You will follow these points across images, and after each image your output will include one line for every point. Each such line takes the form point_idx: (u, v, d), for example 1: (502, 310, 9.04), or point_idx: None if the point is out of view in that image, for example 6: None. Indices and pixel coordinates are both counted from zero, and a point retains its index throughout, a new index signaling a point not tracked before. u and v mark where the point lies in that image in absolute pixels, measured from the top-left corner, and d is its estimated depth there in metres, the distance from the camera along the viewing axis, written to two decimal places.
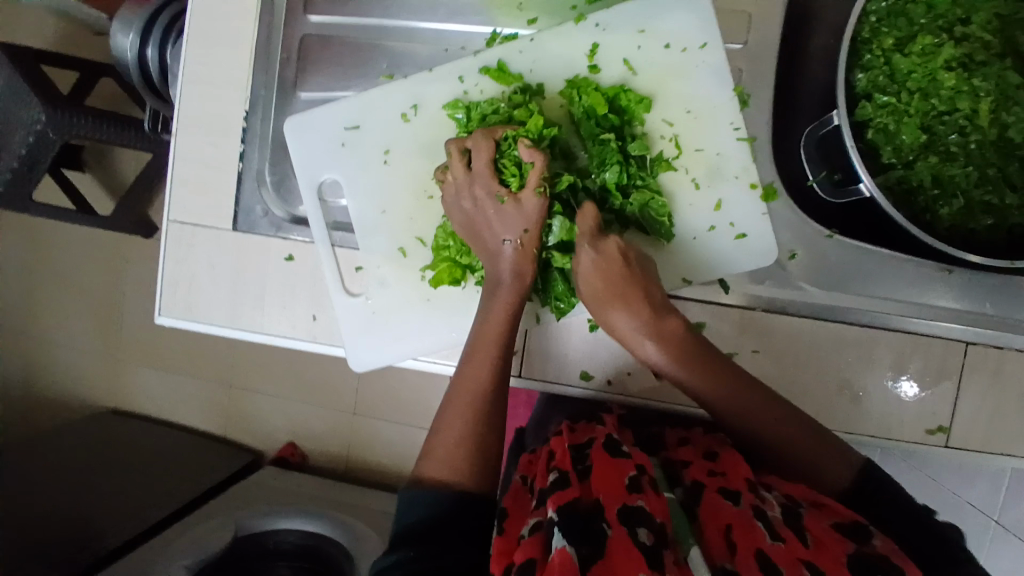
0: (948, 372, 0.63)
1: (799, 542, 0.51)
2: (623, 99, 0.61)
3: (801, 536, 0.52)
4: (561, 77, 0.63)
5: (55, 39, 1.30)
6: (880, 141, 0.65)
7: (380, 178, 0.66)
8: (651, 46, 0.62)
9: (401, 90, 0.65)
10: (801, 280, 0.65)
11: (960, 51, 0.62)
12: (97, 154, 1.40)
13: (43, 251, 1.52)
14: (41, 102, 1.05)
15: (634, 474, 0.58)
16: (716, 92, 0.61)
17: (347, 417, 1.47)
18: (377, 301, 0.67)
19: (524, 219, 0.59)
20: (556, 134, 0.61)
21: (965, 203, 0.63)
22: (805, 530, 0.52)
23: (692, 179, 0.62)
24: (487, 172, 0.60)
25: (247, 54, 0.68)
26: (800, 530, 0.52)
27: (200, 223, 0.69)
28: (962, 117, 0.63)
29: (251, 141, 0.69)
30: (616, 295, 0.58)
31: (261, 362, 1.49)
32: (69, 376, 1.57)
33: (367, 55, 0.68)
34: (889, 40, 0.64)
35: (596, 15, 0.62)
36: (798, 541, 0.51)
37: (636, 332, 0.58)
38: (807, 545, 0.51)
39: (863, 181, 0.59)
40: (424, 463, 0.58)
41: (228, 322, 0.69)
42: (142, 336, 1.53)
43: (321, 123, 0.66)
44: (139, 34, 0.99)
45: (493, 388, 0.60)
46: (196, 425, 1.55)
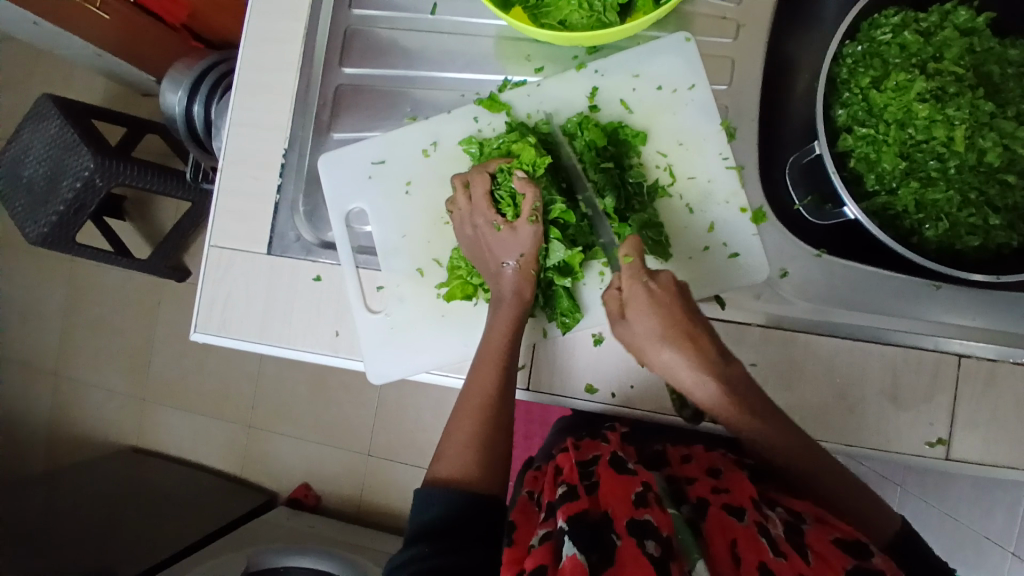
0: (942, 384, 0.65)
1: (801, 559, 0.54)
2: (621, 133, 0.68)
3: (802, 552, 0.55)
4: (566, 115, 0.71)
5: (111, 102, 1.44)
6: (862, 169, 0.70)
7: (402, 207, 0.73)
8: (645, 88, 0.69)
9: (422, 129, 0.73)
10: (792, 296, 0.68)
11: (933, 84, 0.66)
12: (140, 204, 1.52)
13: (83, 295, 1.62)
14: (93, 152, 1.15)
15: (640, 490, 0.60)
16: (704, 126, 0.68)
17: (361, 459, 1.49)
18: (396, 318, 0.72)
19: (520, 244, 0.65)
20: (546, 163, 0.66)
21: (950, 224, 0.67)
22: (805, 545, 0.56)
23: (686, 202, 0.68)
24: (484, 203, 0.66)
25: (287, 100, 0.77)
26: (801, 546, 0.56)
27: (237, 248, 0.76)
28: (939, 144, 0.66)
29: (288, 175, 0.77)
30: (670, 329, 0.56)
31: (281, 403, 1.53)
32: (97, 414, 1.63)
33: (393, 101, 0.77)
34: (866, 78, 0.69)
35: (595, 62, 0.70)
36: (799, 556, 0.55)
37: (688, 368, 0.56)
38: (809, 560, 0.54)
39: (847, 206, 0.65)
40: (437, 465, 0.63)
41: (258, 337, 0.74)
42: (169, 376, 1.59)
43: (351, 159, 0.74)
44: (188, 92, 1.10)
45: (498, 396, 0.64)
46: (215, 466, 1.58)
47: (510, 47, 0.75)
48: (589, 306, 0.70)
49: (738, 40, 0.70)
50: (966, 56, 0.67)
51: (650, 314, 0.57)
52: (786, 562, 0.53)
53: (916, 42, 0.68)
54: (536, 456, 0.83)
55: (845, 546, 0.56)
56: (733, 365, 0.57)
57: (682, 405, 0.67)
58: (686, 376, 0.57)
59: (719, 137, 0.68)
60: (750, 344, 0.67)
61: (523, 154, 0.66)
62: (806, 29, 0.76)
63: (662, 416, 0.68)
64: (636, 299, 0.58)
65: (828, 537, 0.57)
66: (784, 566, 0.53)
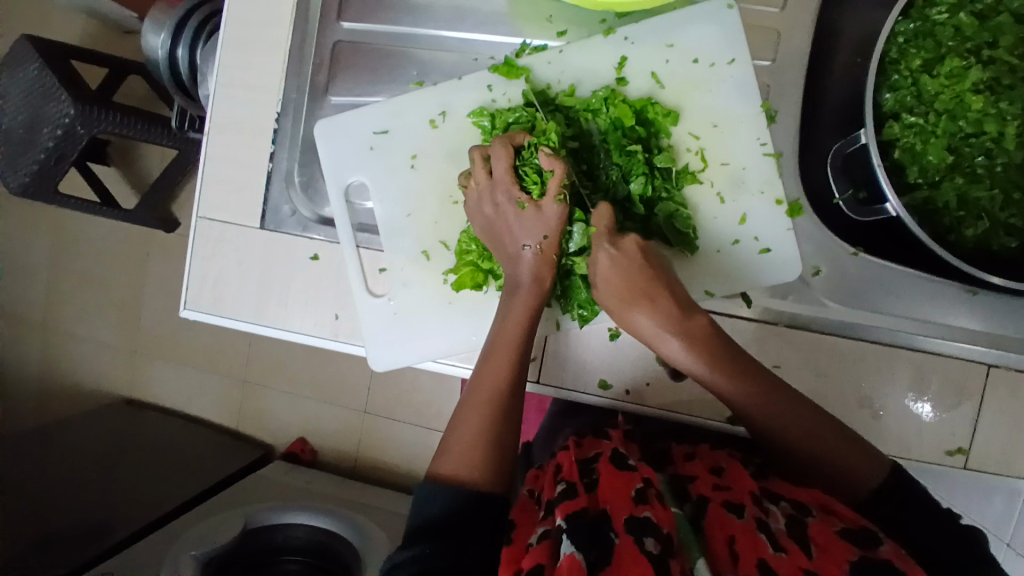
0: (969, 394, 0.63)
1: (802, 554, 0.51)
2: (650, 112, 0.62)
3: (804, 545, 0.52)
4: (591, 88, 0.64)
5: (87, 37, 1.33)
6: (906, 160, 0.64)
7: (407, 183, 0.67)
8: (679, 60, 0.62)
9: (430, 98, 0.66)
10: (823, 296, 0.65)
11: (987, 73, 0.61)
12: (123, 150, 1.43)
13: (68, 244, 1.56)
14: (72, 99, 1.07)
15: (640, 486, 0.57)
16: (740, 106, 0.62)
17: (358, 416, 1.48)
18: (400, 302, 0.68)
19: (544, 225, 0.59)
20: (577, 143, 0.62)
21: (989, 225, 0.62)
22: (808, 539, 0.52)
23: (714, 191, 0.62)
24: (507, 178, 0.60)
25: (282, 57, 0.70)
26: (803, 539, 0.52)
27: (227, 221, 0.70)
28: (988, 139, 0.62)
29: (281, 142, 0.70)
30: (636, 292, 0.57)
31: (276, 360, 1.51)
32: (88, 365, 1.60)
33: (398, 64, 0.70)
34: (917, 60, 0.63)
35: (624, 28, 0.63)
36: (801, 550, 0.51)
37: (656, 328, 0.57)
38: (811, 555, 0.51)
39: (888, 201, 0.60)
40: (440, 460, 0.58)
41: (253, 318, 0.70)
42: (160, 329, 1.55)
43: (352, 128, 0.67)
44: (170, 34, 1.01)
45: (509, 387, 0.60)
46: (209, 419, 1.57)
47: (530, 7, 0.68)
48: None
49: (785, 11, 0.64)
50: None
51: (612, 276, 0.58)
52: (786, 558, 0.50)
53: (971, 25, 0.62)
54: (534, 449, 0.83)
55: (853, 537, 0.52)
56: (698, 319, 0.57)
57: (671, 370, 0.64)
58: (651, 333, 0.57)
59: (758, 121, 0.62)
60: (772, 345, 0.64)
61: (548, 128, 0.60)
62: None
63: (675, 414, 0.66)
64: (603, 263, 0.58)
65: (833, 530, 0.53)
66: (785, 563, 0.50)
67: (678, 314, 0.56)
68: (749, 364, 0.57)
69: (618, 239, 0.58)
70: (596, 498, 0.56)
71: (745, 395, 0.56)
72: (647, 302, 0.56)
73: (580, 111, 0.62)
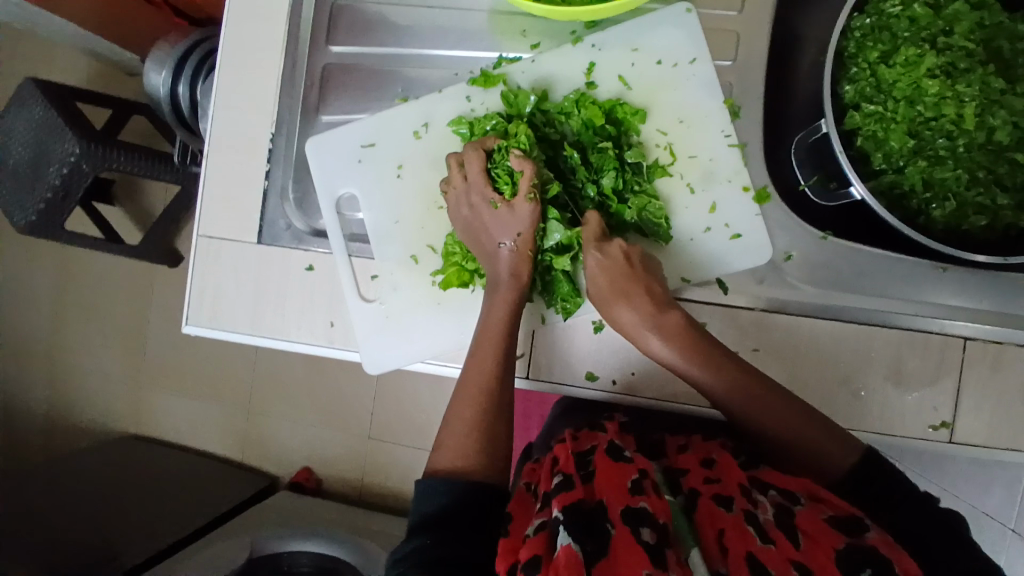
0: (948, 368, 0.64)
1: (791, 545, 0.51)
2: (619, 112, 0.65)
3: (792, 535, 0.53)
4: (563, 92, 0.68)
5: (93, 82, 1.40)
6: (870, 148, 0.67)
7: (394, 192, 0.71)
8: (644, 62, 0.66)
9: (413, 109, 0.70)
10: (798, 280, 0.67)
11: (943, 59, 0.64)
12: (128, 188, 1.48)
13: (75, 282, 1.59)
14: (78, 137, 1.12)
15: (635, 477, 0.57)
16: (705, 102, 0.65)
17: (361, 441, 1.48)
18: (391, 306, 0.70)
19: (517, 223, 0.63)
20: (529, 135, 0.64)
21: (957, 204, 0.65)
22: (795, 527, 0.53)
23: (684, 184, 0.66)
24: (481, 180, 0.64)
25: (275, 82, 0.74)
26: (790, 528, 0.53)
27: (225, 238, 0.73)
28: (948, 122, 0.64)
29: (276, 160, 0.74)
30: (618, 293, 0.61)
31: (279, 387, 1.52)
32: (94, 400, 1.62)
33: (384, 81, 0.74)
34: (875, 52, 0.66)
35: (591, 36, 0.67)
36: (789, 540, 0.52)
37: (639, 326, 0.61)
38: (799, 544, 0.52)
39: (853, 185, 0.62)
40: (436, 455, 0.60)
41: (251, 329, 0.73)
42: (165, 362, 1.57)
43: (341, 143, 0.71)
44: (171, 71, 1.06)
45: (496, 380, 0.62)
46: (215, 451, 1.58)
47: (504, 22, 0.72)
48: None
49: (743, 13, 0.68)
50: (977, 29, 0.65)
51: (596, 274, 0.61)
52: (774, 550, 0.51)
53: (926, 14, 0.65)
54: (533, 448, 0.83)
55: (838, 524, 0.54)
56: (676, 316, 0.61)
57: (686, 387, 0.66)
58: (635, 331, 0.61)
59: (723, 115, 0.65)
60: (753, 329, 0.65)
61: (517, 132, 0.64)
62: (813, 1, 0.73)
63: (663, 403, 0.67)
64: (587, 262, 0.62)
65: (820, 518, 0.54)
66: (773, 555, 0.51)
67: (658, 312, 0.60)
68: (722, 354, 0.60)
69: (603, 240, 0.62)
70: (593, 493, 0.55)
71: (719, 384, 0.60)
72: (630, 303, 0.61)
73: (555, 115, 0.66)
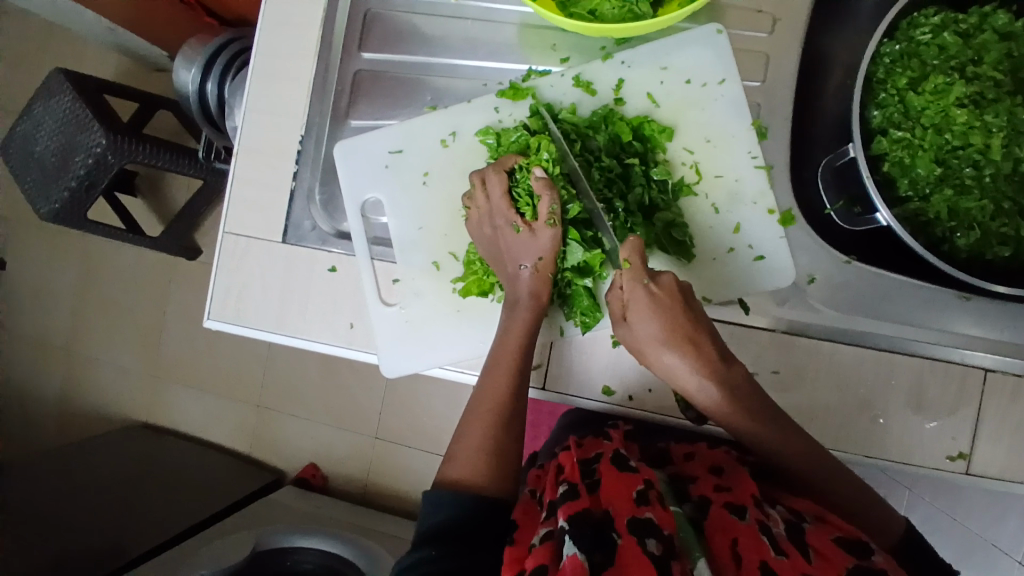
0: (967, 399, 0.64)
1: (802, 558, 0.51)
2: (646, 128, 0.66)
3: (804, 551, 0.52)
4: (590, 108, 0.68)
5: (123, 77, 1.42)
6: (895, 173, 0.67)
7: (420, 198, 0.72)
8: (673, 81, 0.67)
9: (442, 119, 0.71)
10: (819, 303, 0.67)
11: (971, 89, 0.64)
12: (151, 181, 1.50)
13: (95, 272, 1.62)
14: (105, 130, 1.14)
15: (641, 487, 0.56)
16: (732, 123, 0.66)
17: (369, 442, 1.49)
18: (411, 311, 0.71)
19: (539, 247, 0.63)
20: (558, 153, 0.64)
21: (983, 233, 0.64)
22: (807, 545, 0.53)
23: (710, 203, 0.66)
24: (503, 203, 0.64)
25: (306, 86, 0.75)
26: (801, 544, 0.53)
27: (251, 236, 0.75)
28: (976, 151, 0.64)
29: (304, 162, 0.76)
30: (673, 339, 0.56)
31: (290, 384, 1.54)
32: (108, 389, 1.64)
33: (413, 90, 0.75)
34: (903, 79, 0.66)
35: (621, 53, 0.68)
36: (801, 555, 0.51)
37: (690, 374, 0.56)
38: (811, 559, 0.51)
39: (880, 212, 0.62)
40: (447, 466, 0.59)
41: (273, 328, 0.73)
42: (179, 354, 1.59)
43: (369, 148, 0.72)
44: (201, 69, 1.08)
45: (511, 399, 0.61)
46: (224, 444, 1.59)
47: (534, 36, 0.73)
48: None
49: (773, 35, 0.68)
50: (1006, 59, 0.64)
51: (652, 319, 0.56)
52: (787, 561, 0.50)
53: (955, 42, 0.65)
54: (539, 454, 0.83)
55: (845, 545, 0.53)
56: (731, 366, 0.57)
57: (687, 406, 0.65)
58: (683, 378, 0.57)
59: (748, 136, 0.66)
60: (772, 349, 0.65)
61: (539, 148, 0.64)
62: (843, 25, 0.73)
63: (674, 420, 0.68)
64: (640, 304, 0.57)
65: (830, 538, 0.54)
66: (786, 566, 0.50)
67: (713, 362, 0.56)
68: (763, 403, 0.58)
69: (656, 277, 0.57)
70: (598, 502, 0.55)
71: (750, 430, 0.57)
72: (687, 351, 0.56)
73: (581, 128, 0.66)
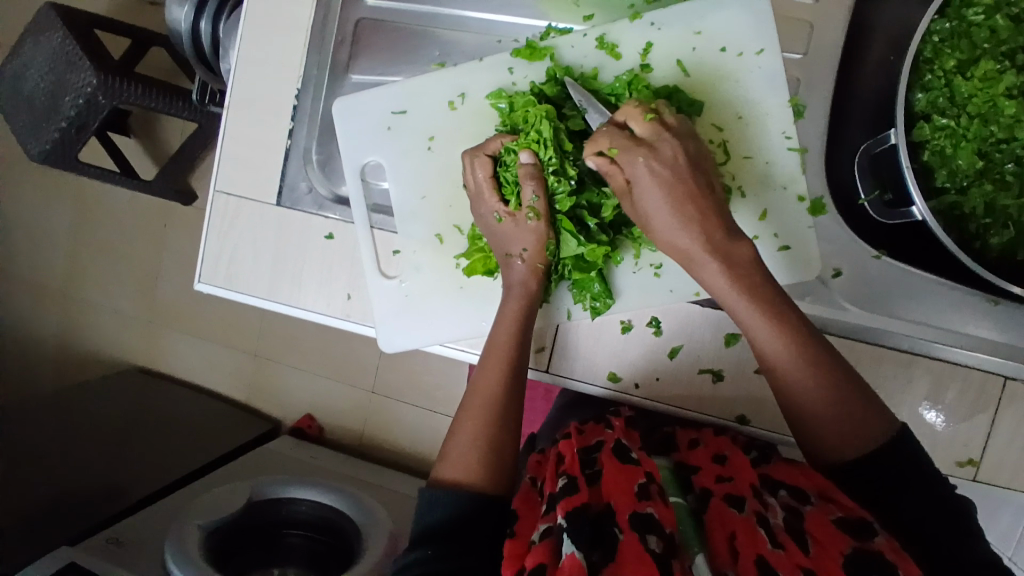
0: (984, 405, 0.62)
1: (800, 550, 0.47)
2: (674, 99, 0.60)
3: (802, 542, 0.48)
4: (613, 74, 0.63)
5: (113, 7, 1.33)
6: (935, 163, 0.62)
7: (423, 165, 0.67)
8: (706, 48, 0.61)
9: (451, 78, 0.65)
10: (842, 299, 0.64)
11: (1022, 79, 0.59)
12: (145, 122, 1.44)
13: (88, 214, 1.57)
14: (95, 68, 1.07)
15: (642, 481, 0.53)
16: (769, 99, 0.61)
17: (366, 396, 1.49)
18: (412, 285, 0.67)
19: (524, 237, 0.60)
20: (556, 132, 0.58)
21: (1017, 234, 0.60)
22: (803, 532, 0.49)
23: (736, 184, 0.61)
24: (486, 189, 0.60)
25: (304, 35, 0.69)
26: (799, 533, 0.49)
27: (243, 197, 0.70)
28: (1020, 146, 0.59)
29: (300, 120, 0.70)
30: (674, 207, 0.52)
31: (288, 335, 1.52)
32: (105, 333, 1.62)
33: (419, 42, 0.69)
34: (951, 61, 0.61)
35: (652, 14, 0.62)
36: (798, 546, 0.47)
37: (695, 250, 0.52)
38: (807, 551, 0.47)
39: (915, 204, 0.58)
40: (439, 464, 0.56)
41: (266, 294, 0.70)
42: (175, 301, 1.57)
43: (370, 106, 0.67)
44: (194, 6, 1.00)
45: (502, 396, 0.57)
46: (223, 393, 1.59)
47: None
48: (622, 291, 0.64)
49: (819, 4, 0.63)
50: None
51: (655, 186, 0.52)
52: (784, 555, 0.46)
53: (1008, 25, 0.59)
54: (538, 436, 0.81)
55: (846, 527, 0.48)
56: (740, 249, 0.52)
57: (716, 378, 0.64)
58: (690, 258, 0.53)
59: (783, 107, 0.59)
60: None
61: (535, 129, 0.59)
62: None
63: (685, 411, 0.65)
64: (640, 177, 0.53)
65: (830, 521, 0.49)
66: (783, 561, 0.46)
67: (720, 240, 0.52)
68: (787, 307, 0.52)
69: (652, 143, 0.53)
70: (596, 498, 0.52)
71: (767, 346, 0.52)
72: (690, 221, 0.52)
73: (603, 95, 0.61)
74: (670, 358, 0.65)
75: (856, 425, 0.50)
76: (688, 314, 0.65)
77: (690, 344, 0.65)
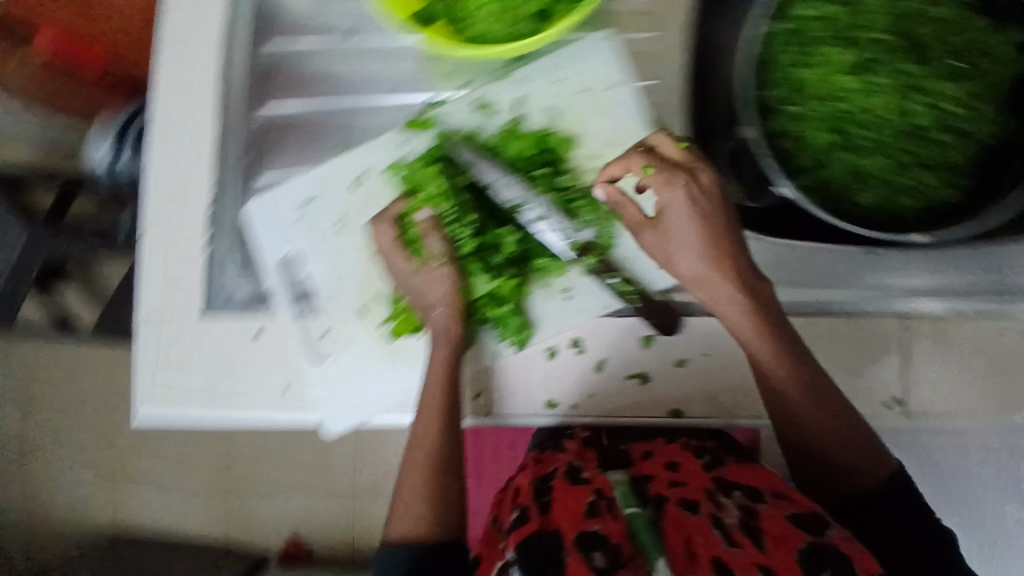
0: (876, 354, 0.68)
1: (755, 547, 0.49)
2: (548, 141, 0.67)
3: (756, 539, 0.49)
4: (494, 128, 0.68)
5: None
6: (793, 150, 0.64)
7: (337, 245, 0.71)
8: (570, 90, 0.68)
9: (349, 161, 0.70)
10: None
11: (856, 56, 0.61)
12: None
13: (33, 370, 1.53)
14: (17, 222, 1.05)
15: (591, 499, 0.55)
16: (634, 118, 0.68)
17: (349, 504, 1.43)
18: (344, 360, 0.70)
19: (435, 287, 0.64)
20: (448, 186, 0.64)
21: (887, 189, 0.63)
22: (758, 530, 0.50)
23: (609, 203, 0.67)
24: (394, 249, 0.65)
25: (210, 157, 0.72)
26: (755, 531, 0.50)
27: (165, 315, 0.71)
28: (871, 113, 0.62)
29: (217, 232, 0.72)
30: (710, 235, 0.59)
31: (257, 458, 1.45)
32: (69, 491, 1.55)
33: (323, 134, 0.72)
34: (785, 57, 0.62)
35: (518, 68, 0.69)
36: (754, 544, 0.49)
37: (727, 287, 0.59)
38: (763, 548, 0.49)
39: (785, 185, 0.62)
40: (392, 521, 0.58)
41: (205, 408, 0.71)
42: (137, 442, 1.51)
43: (278, 201, 0.71)
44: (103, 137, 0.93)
45: (445, 436, 0.60)
46: (198, 531, 1.51)
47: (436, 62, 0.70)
48: (540, 321, 0.67)
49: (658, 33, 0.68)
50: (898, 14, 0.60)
51: (689, 220, 0.60)
52: (740, 553, 0.49)
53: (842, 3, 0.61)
54: None
55: (800, 522, 0.51)
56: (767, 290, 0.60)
57: (641, 382, 0.67)
58: (716, 300, 0.60)
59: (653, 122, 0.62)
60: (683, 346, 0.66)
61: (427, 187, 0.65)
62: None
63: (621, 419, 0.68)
64: (674, 206, 0.60)
65: (782, 515, 0.52)
66: (739, 560, 0.48)
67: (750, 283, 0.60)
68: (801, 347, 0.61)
69: (691, 170, 0.60)
70: (543, 522, 0.53)
71: (784, 381, 0.60)
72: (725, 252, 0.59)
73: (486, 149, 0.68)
74: (597, 372, 0.67)
75: (845, 447, 0.61)
76: (600, 330, 0.67)
77: (614, 355, 0.67)
